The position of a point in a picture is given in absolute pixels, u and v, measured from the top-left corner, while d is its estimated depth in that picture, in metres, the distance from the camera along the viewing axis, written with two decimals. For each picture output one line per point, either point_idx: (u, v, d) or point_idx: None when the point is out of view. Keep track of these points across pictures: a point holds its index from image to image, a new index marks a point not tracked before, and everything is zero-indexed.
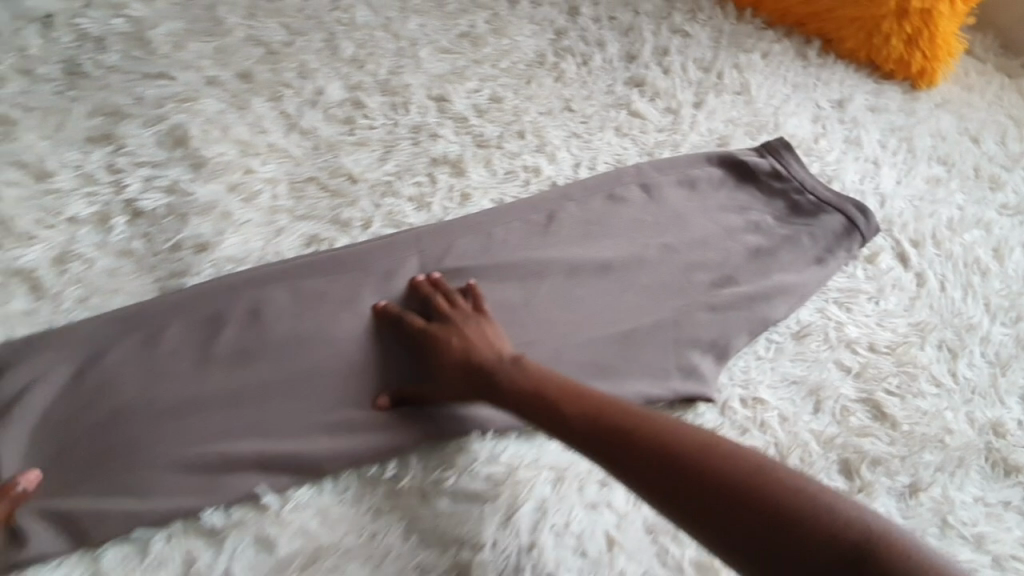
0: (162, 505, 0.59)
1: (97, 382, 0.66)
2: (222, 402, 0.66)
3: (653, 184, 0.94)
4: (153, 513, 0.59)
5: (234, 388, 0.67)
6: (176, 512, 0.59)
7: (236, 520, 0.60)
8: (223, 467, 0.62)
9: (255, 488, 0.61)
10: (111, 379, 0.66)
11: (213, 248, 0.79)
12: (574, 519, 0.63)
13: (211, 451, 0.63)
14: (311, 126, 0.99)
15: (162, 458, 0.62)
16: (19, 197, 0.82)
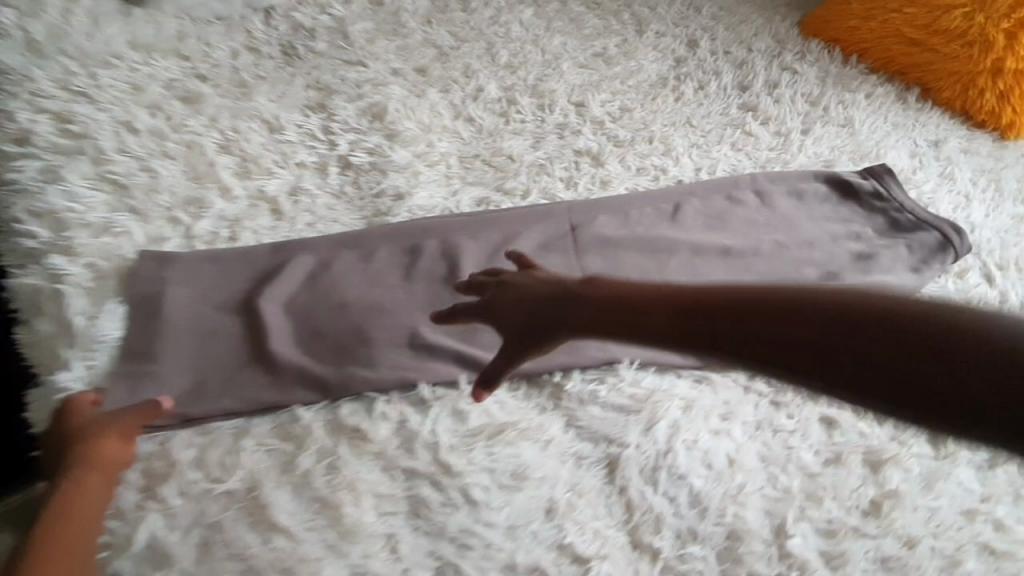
0: (388, 376, 0.75)
1: (330, 281, 0.84)
2: (425, 311, 0.83)
3: (766, 191, 1.09)
4: (381, 381, 0.75)
5: (434, 300, 0.84)
6: (399, 382, 0.75)
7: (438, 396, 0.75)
8: (431, 356, 0.78)
9: (455, 375, 0.77)
10: (341, 282, 0.84)
11: (408, 198, 0.98)
12: (702, 438, 0.76)
13: (421, 343, 0.79)
14: (476, 115, 1.17)
15: (385, 342, 0.78)
16: (263, 143, 1.01)
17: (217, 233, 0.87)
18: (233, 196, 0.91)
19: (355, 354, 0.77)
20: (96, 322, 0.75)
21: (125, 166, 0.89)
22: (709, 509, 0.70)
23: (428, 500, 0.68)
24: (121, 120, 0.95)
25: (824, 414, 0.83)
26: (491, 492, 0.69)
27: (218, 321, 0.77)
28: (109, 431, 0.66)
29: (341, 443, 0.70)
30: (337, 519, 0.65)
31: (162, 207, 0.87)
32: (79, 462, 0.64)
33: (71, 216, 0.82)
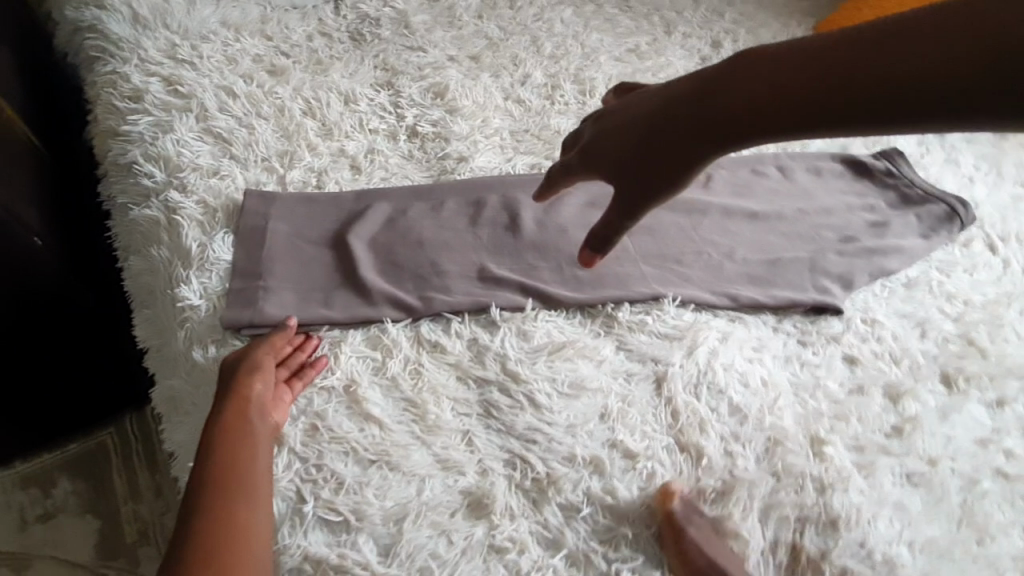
0: (462, 300, 0.85)
1: (406, 223, 0.95)
2: (491, 252, 0.94)
3: (788, 167, 1.19)
4: (456, 304, 0.84)
5: (497, 245, 0.95)
6: (472, 306, 0.84)
7: (505, 319, 0.84)
8: (496, 288, 0.88)
9: (521, 303, 0.86)
10: (415, 224, 0.95)
11: (469, 161, 1.10)
12: (738, 363, 0.85)
13: (488, 277, 0.89)
14: (525, 97, 1.30)
15: (458, 275, 0.89)
16: (341, 111, 1.13)
17: (307, 182, 0.98)
18: (318, 151, 1.03)
19: (432, 282, 0.88)
20: (207, 247, 0.85)
21: (226, 123, 1.01)
22: (747, 419, 0.81)
23: (498, 402, 0.77)
24: (221, 85, 1.07)
25: (847, 354, 0.93)
26: (555, 399, 0.78)
27: (312, 253, 0.89)
28: (244, 374, 0.73)
29: (423, 353, 0.79)
30: (422, 415, 0.74)
31: (259, 157, 0.98)
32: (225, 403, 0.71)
33: (185, 161, 0.94)
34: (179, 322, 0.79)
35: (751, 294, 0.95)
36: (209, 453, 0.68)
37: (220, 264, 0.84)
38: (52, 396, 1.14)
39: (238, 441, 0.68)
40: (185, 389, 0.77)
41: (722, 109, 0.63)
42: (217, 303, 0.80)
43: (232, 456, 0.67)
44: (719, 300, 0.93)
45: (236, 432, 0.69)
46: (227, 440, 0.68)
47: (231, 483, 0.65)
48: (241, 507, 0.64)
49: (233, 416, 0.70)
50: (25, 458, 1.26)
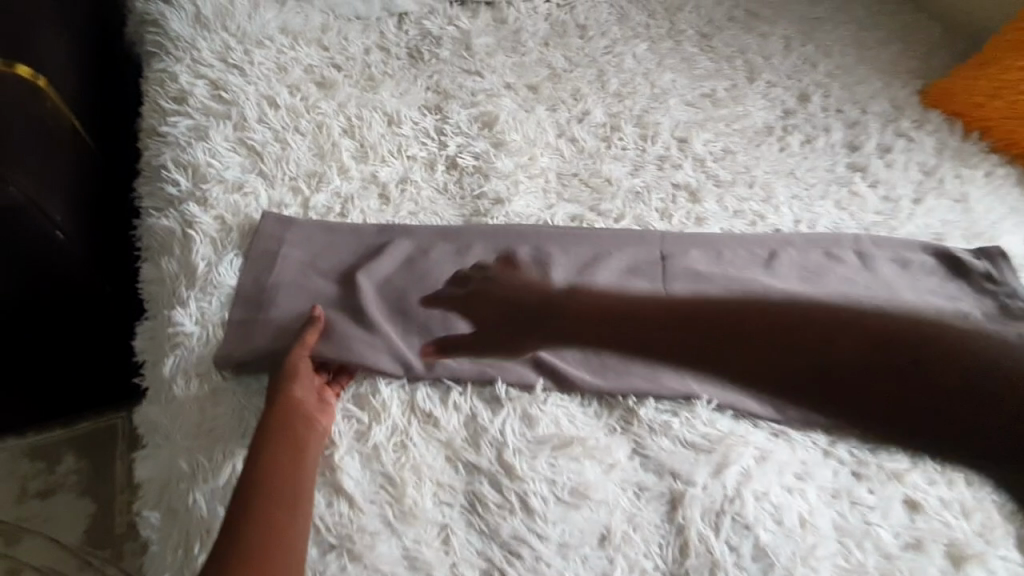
0: (467, 369, 0.77)
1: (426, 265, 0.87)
2: (510, 312, 0.85)
3: (868, 254, 1.05)
4: (460, 373, 0.76)
5: (517, 305, 0.86)
6: (476, 377, 0.76)
7: (511, 397, 0.75)
8: (507, 359, 0.79)
9: (531, 381, 0.77)
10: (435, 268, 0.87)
11: (507, 203, 1.02)
12: (773, 492, 0.73)
13: (500, 344, 0.81)
14: (579, 137, 1.20)
15: (468, 337, 0.81)
16: (382, 133, 1.07)
17: (331, 207, 0.93)
18: (349, 175, 0.98)
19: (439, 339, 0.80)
20: (215, 267, 0.81)
21: (262, 135, 0.97)
22: (772, 565, 0.68)
23: (485, 497, 0.68)
24: (265, 94, 1.04)
25: (909, 497, 0.78)
26: (549, 503, 0.68)
27: (319, 286, 0.83)
28: (284, 379, 0.71)
29: (413, 424, 0.72)
30: (399, 498, 0.67)
31: (287, 175, 0.94)
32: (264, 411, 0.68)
33: (212, 172, 0.90)
34: (170, 346, 0.75)
35: (800, 408, 0.83)
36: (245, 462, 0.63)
37: (224, 288, 0.80)
38: (57, 379, 1.12)
39: (276, 449, 0.64)
40: (162, 420, 0.71)
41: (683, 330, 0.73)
42: (213, 332, 0.75)
43: (273, 462, 0.63)
44: (763, 408, 0.81)
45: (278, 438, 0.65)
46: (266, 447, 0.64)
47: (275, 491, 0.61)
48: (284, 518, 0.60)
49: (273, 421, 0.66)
50: (36, 430, 1.25)
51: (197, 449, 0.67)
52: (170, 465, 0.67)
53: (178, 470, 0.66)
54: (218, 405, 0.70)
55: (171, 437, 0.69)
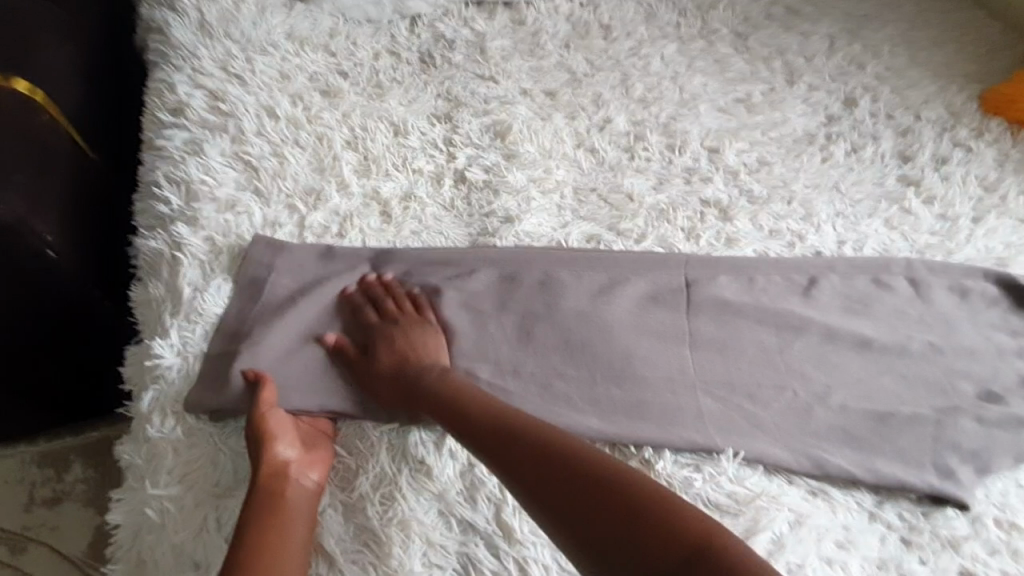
0: None
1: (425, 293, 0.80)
2: (513, 349, 0.78)
3: (922, 281, 0.95)
4: None
5: (520, 340, 0.79)
6: None
7: None
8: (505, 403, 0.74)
9: None
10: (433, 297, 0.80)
11: (518, 222, 0.94)
12: (810, 565, 0.64)
13: (498, 386, 0.75)
14: (599, 146, 1.12)
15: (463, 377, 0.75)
16: (386, 144, 1.01)
17: (327, 226, 0.87)
18: (349, 191, 0.92)
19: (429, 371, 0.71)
20: (201, 294, 0.76)
21: (259, 149, 0.92)
22: None
23: (481, 561, 0.60)
24: (265, 105, 0.99)
25: (966, 569, 0.68)
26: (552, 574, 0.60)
27: (311, 317, 0.77)
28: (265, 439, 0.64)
29: (403, 473, 0.65)
30: (382, 559, 0.60)
31: (282, 192, 0.88)
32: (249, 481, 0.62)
33: (204, 189, 0.86)
34: (149, 380, 0.70)
35: (842, 461, 0.73)
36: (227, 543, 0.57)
37: (210, 317, 0.75)
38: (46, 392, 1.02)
39: (259, 525, 0.57)
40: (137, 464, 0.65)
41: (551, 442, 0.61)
42: (193, 365, 0.70)
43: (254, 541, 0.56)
44: (797, 463, 0.72)
45: (259, 513, 0.58)
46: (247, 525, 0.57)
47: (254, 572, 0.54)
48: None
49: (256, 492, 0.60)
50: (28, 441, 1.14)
51: (166, 497, 0.62)
52: (138, 515, 0.62)
53: (147, 521, 0.61)
54: (195, 449, 0.65)
55: (139, 482, 0.64)
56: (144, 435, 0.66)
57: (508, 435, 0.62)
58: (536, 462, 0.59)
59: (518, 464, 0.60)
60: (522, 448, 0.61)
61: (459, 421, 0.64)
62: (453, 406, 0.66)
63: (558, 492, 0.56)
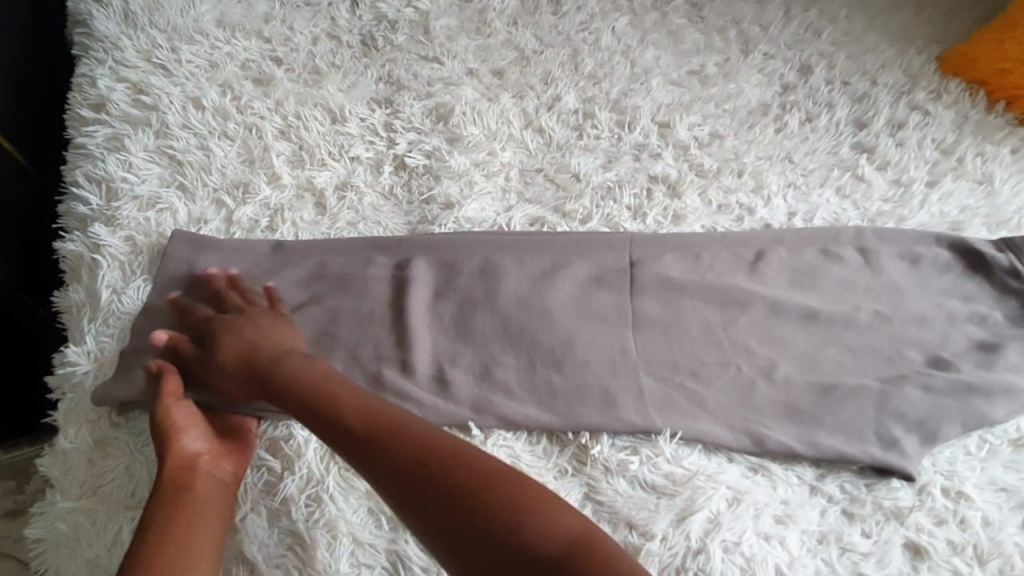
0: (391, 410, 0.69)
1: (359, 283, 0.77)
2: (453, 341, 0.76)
3: (872, 249, 0.92)
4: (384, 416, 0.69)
5: (456, 330, 0.77)
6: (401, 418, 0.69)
7: None
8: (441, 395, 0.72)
9: (465, 423, 0.71)
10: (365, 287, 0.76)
11: (458, 207, 0.92)
12: (747, 542, 0.64)
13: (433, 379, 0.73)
14: (547, 125, 1.04)
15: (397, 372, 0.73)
16: (321, 133, 0.95)
17: (257, 220, 0.84)
18: (280, 183, 0.88)
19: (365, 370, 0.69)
20: (120, 297, 0.74)
21: (184, 143, 0.88)
22: None
23: (409, 558, 0.61)
24: (191, 96, 0.94)
25: (911, 541, 0.68)
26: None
27: None
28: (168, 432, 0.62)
29: (330, 473, 0.63)
30: (308, 560, 0.60)
31: (209, 187, 0.85)
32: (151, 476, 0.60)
33: (124, 186, 0.82)
34: (66, 389, 0.69)
35: (784, 436, 0.72)
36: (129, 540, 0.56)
37: (128, 319, 0.73)
38: None
39: (163, 519, 0.57)
40: (53, 474, 0.64)
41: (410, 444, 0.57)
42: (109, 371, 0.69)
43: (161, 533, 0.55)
44: (737, 441, 0.71)
45: (164, 506, 0.58)
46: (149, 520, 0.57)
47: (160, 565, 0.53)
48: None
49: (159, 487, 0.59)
50: None
51: (79, 509, 0.61)
52: (49, 529, 0.61)
53: (60, 535, 0.60)
54: (107, 459, 0.63)
55: (53, 496, 0.62)
56: (56, 446, 0.65)
57: (400, 436, 0.58)
58: (408, 446, 0.57)
59: (401, 469, 0.56)
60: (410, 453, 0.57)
61: (346, 424, 0.60)
62: (345, 410, 0.61)
63: (437, 502, 0.54)
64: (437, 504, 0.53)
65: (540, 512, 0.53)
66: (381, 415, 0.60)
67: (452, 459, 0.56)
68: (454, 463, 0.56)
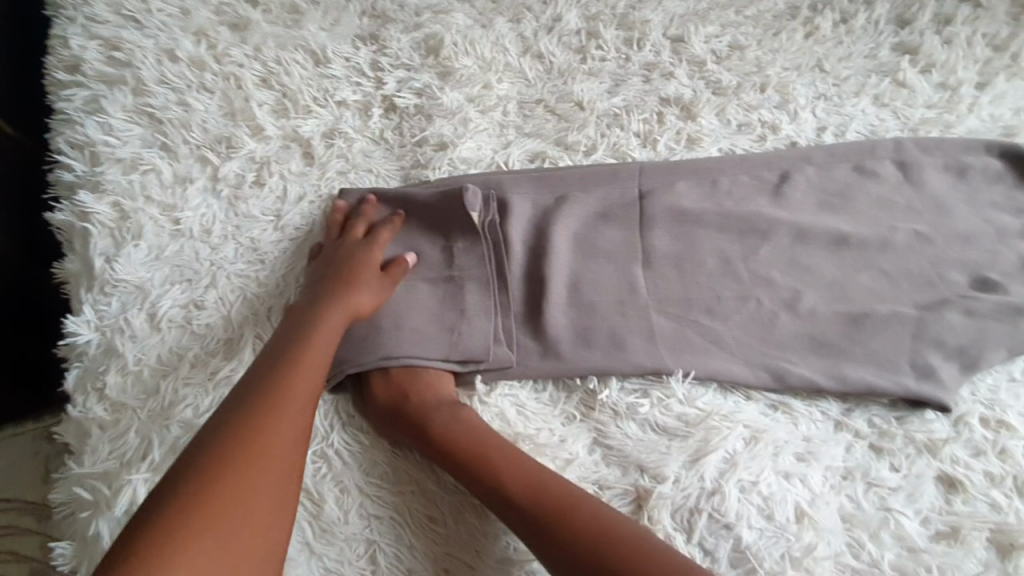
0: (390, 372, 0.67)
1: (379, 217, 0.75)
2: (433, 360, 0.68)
3: (912, 163, 0.82)
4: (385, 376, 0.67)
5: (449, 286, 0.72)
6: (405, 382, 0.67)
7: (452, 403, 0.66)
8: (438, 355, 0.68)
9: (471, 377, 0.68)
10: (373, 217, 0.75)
11: (452, 147, 0.83)
12: (765, 481, 0.61)
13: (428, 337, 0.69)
14: (547, 50, 0.89)
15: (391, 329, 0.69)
16: (304, 77, 0.85)
17: (243, 175, 0.79)
18: (264, 136, 0.82)
19: (378, 393, 0.66)
20: (112, 265, 0.73)
21: (162, 99, 0.82)
22: (755, 571, 0.58)
23: (416, 510, 0.61)
24: (164, 47, 0.85)
25: (945, 474, 0.63)
26: (488, 518, 0.62)
27: (238, 281, 0.73)
28: (312, 350, 0.61)
29: (336, 431, 0.65)
30: (317, 513, 0.60)
31: (190, 144, 0.81)
32: (268, 375, 0.57)
33: (106, 150, 0.79)
34: (71, 357, 0.70)
35: (807, 371, 0.68)
36: (220, 436, 0.52)
37: (125, 285, 0.72)
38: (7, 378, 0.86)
39: (281, 433, 0.54)
40: (72, 441, 0.67)
41: (524, 487, 0.59)
42: (109, 339, 0.69)
43: (272, 449, 0.52)
44: (756, 378, 0.68)
45: (276, 416, 0.54)
46: (267, 427, 0.53)
47: (267, 480, 0.51)
48: (262, 532, 0.49)
49: (283, 393, 0.56)
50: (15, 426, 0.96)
51: (97, 474, 0.64)
52: (71, 492, 0.64)
53: (79, 495, 0.63)
54: (120, 424, 0.66)
55: (70, 463, 0.65)
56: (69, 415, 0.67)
57: (539, 499, 0.58)
58: (523, 486, 0.59)
59: (533, 527, 0.57)
60: (547, 511, 0.57)
61: (472, 475, 0.60)
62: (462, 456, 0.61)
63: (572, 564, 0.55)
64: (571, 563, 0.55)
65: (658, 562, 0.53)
66: (506, 473, 0.60)
67: (576, 514, 0.57)
68: (582, 523, 0.56)
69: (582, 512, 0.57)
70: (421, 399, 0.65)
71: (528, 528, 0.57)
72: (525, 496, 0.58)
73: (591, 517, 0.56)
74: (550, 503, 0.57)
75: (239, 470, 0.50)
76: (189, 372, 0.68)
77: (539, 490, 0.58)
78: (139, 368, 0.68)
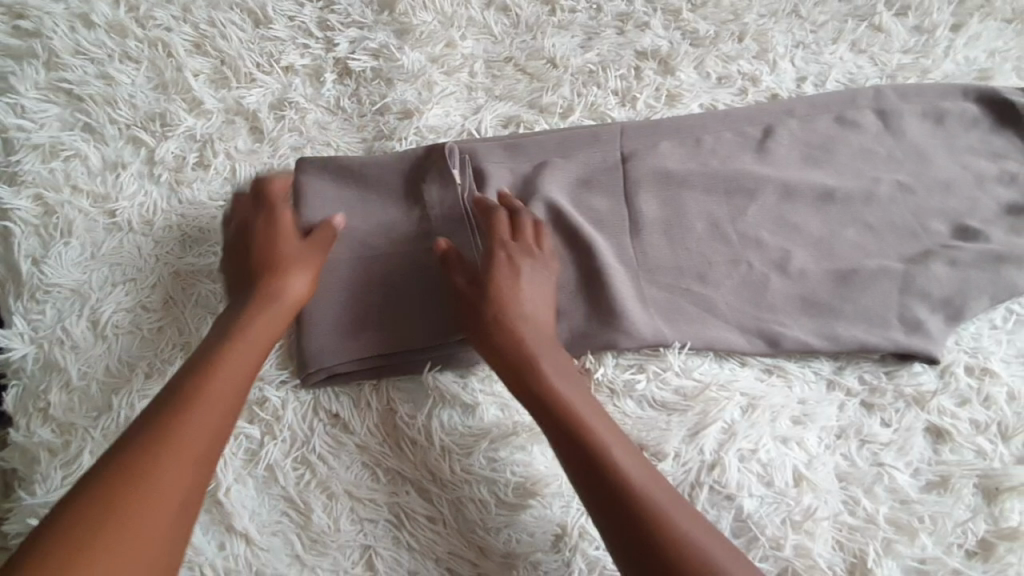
0: (376, 367, 0.63)
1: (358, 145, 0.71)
2: (549, 286, 0.64)
3: (892, 111, 0.80)
4: (375, 372, 0.63)
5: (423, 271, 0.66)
6: (398, 374, 0.63)
7: (448, 394, 0.62)
8: (425, 345, 0.63)
9: (464, 366, 0.64)
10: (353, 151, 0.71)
11: (417, 115, 0.75)
12: (763, 448, 0.62)
13: (412, 325, 0.64)
14: (512, 1, 0.81)
15: (372, 322, 0.64)
16: (243, 41, 0.75)
17: (183, 156, 0.71)
18: (204, 110, 0.72)
19: (377, 391, 0.63)
20: (41, 268, 0.65)
21: (80, 72, 0.72)
22: (756, 539, 0.59)
23: (412, 509, 0.59)
24: (77, 11, 0.73)
25: (933, 425, 0.65)
26: (488, 512, 0.59)
27: (189, 278, 0.66)
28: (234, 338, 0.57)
29: (317, 433, 0.61)
30: (306, 523, 0.58)
31: (119, 123, 0.71)
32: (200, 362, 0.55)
33: (19, 135, 0.69)
34: (7, 375, 0.64)
35: (799, 332, 0.67)
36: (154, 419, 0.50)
37: (59, 290, 0.65)
38: None
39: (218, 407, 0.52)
40: (20, 467, 0.61)
41: (557, 400, 0.57)
42: (49, 352, 0.63)
43: (186, 438, 0.50)
44: (749, 343, 0.67)
45: (198, 403, 0.52)
46: (200, 406, 0.52)
47: (186, 473, 0.49)
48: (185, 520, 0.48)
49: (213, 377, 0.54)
50: None
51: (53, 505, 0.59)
52: (26, 525, 0.59)
53: (37, 528, 0.59)
54: (71, 446, 0.60)
55: (19, 493, 0.60)
56: (13, 439, 0.61)
57: (569, 410, 0.56)
58: (554, 391, 0.57)
59: (585, 467, 0.53)
60: (576, 421, 0.56)
61: (510, 364, 0.59)
62: (544, 392, 0.58)
63: (623, 534, 0.50)
64: (609, 512, 0.51)
65: (665, 493, 0.53)
66: (591, 427, 0.55)
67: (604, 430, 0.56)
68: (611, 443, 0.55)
69: (646, 486, 0.52)
70: (522, 328, 0.61)
71: (553, 432, 0.56)
72: (560, 402, 0.57)
73: (618, 439, 0.56)
74: (584, 417, 0.56)
75: (159, 462, 0.48)
76: (145, 385, 0.63)
77: (572, 403, 0.57)
78: (86, 383, 0.62)
